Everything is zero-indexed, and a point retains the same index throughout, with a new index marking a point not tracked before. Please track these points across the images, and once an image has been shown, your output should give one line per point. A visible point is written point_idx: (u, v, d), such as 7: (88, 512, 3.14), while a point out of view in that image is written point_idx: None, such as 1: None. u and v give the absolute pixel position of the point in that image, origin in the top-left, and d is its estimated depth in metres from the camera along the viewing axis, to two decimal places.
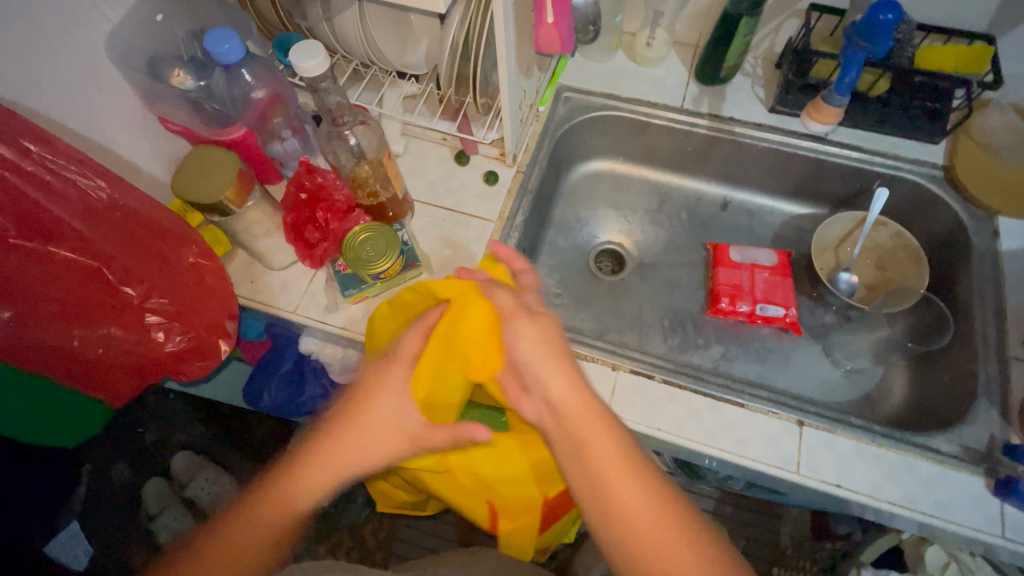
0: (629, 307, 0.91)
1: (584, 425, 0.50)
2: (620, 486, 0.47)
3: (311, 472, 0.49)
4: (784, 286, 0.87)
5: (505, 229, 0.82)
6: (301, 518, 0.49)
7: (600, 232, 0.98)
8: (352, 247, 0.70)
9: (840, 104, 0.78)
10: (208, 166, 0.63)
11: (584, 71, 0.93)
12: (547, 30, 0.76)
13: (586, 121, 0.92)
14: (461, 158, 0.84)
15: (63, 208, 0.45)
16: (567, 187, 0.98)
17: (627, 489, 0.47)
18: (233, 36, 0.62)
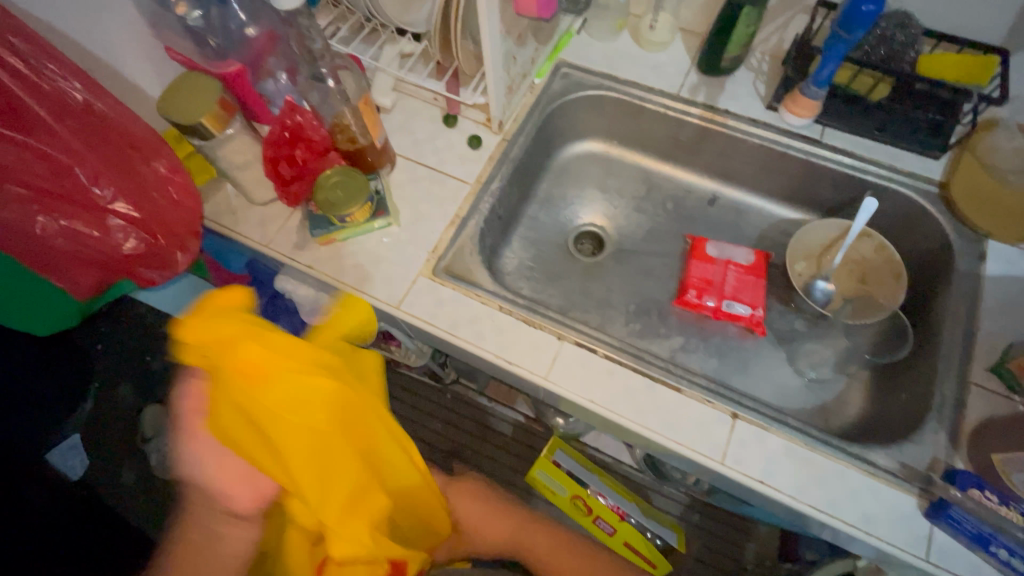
0: (599, 289, 0.90)
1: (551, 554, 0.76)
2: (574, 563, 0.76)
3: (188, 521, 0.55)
4: (756, 286, 0.85)
5: (480, 193, 0.83)
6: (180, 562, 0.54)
7: (583, 212, 0.98)
8: (324, 188, 0.73)
9: (815, 96, 0.79)
10: (192, 91, 0.66)
11: (586, 48, 0.93)
12: None
13: (581, 99, 0.92)
14: (449, 120, 0.86)
15: (40, 103, 0.50)
16: (556, 164, 0.99)
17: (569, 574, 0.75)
18: None
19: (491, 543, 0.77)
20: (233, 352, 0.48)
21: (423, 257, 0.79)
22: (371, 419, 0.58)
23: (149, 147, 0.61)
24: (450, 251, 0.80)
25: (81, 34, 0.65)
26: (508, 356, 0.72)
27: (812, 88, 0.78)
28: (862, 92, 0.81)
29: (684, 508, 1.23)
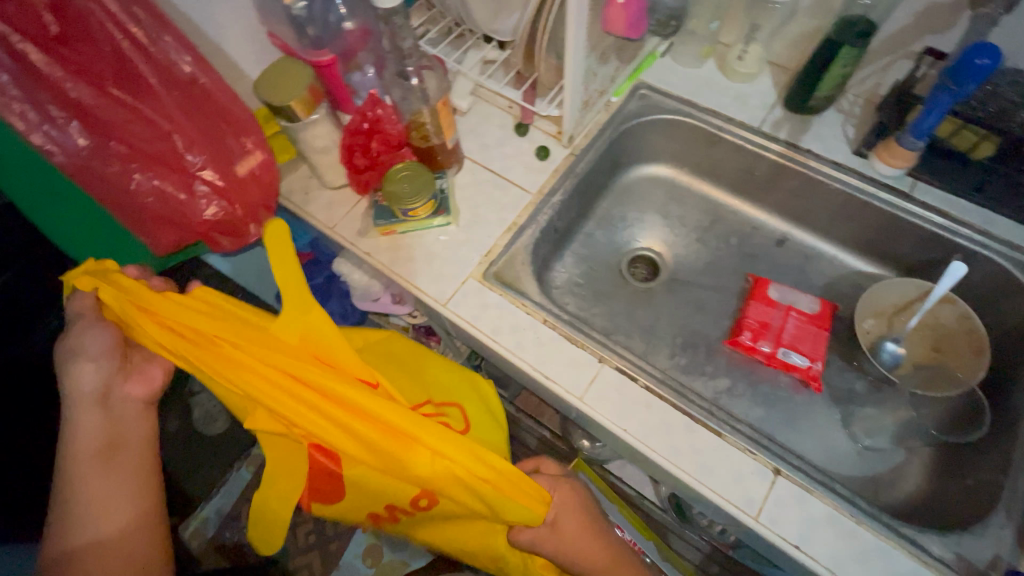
0: (646, 316, 0.88)
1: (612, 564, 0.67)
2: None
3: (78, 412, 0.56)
4: (817, 337, 0.81)
5: (540, 204, 0.83)
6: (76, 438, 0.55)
7: (641, 236, 0.95)
8: (393, 181, 0.76)
9: (913, 146, 0.74)
10: (287, 75, 0.70)
11: (669, 72, 0.91)
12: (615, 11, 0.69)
13: (656, 121, 0.90)
14: (520, 129, 0.87)
15: (153, 73, 0.56)
16: (621, 183, 0.97)
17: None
18: None
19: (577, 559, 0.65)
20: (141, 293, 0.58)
21: (475, 260, 0.79)
22: (252, 352, 0.59)
23: (240, 124, 0.65)
24: (503, 257, 0.80)
25: (200, 15, 0.71)
26: (545, 370, 0.71)
27: (907, 138, 0.74)
28: (963, 147, 0.76)
29: (703, 558, 1.20)
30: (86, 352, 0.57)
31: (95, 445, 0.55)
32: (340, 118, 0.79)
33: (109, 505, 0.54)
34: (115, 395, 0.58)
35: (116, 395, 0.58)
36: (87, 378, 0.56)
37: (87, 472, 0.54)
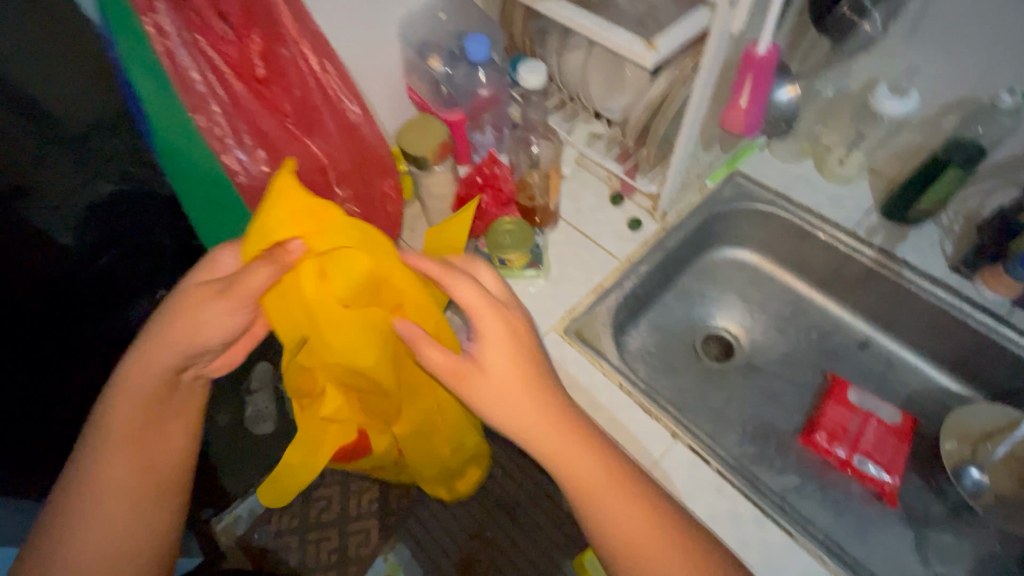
0: (716, 398, 0.88)
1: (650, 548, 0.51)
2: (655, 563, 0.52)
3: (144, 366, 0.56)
4: (896, 450, 0.78)
5: (627, 271, 0.86)
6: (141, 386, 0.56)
7: (719, 316, 0.97)
8: (496, 232, 0.82)
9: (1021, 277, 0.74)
10: (425, 129, 0.80)
11: (767, 165, 0.95)
12: (735, 112, 0.68)
13: (750, 209, 0.93)
14: (616, 199, 0.92)
15: (328, 115, 0.66)
16: (705, 262, 0.99)
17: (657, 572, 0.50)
18: (485, 42, 0.75)
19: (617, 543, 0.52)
20: (331, 231, 0.54)
21: (559, 314, 0.83)
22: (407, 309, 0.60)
23: (384, 167, 0.75)
24: (585, 316, 0.83)
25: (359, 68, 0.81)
26: (617, 436, 0.73)
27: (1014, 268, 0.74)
28: None
29: None
30: (184, 314, 0.54)
31: (137, 415, 0.55)
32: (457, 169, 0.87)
33: (113, 513, 0.53)
34: (185, 374, 0.59)
35: (189, 371, 0.59)
36: (157, 355, 0.55)
37: (124, 444, 0.55)
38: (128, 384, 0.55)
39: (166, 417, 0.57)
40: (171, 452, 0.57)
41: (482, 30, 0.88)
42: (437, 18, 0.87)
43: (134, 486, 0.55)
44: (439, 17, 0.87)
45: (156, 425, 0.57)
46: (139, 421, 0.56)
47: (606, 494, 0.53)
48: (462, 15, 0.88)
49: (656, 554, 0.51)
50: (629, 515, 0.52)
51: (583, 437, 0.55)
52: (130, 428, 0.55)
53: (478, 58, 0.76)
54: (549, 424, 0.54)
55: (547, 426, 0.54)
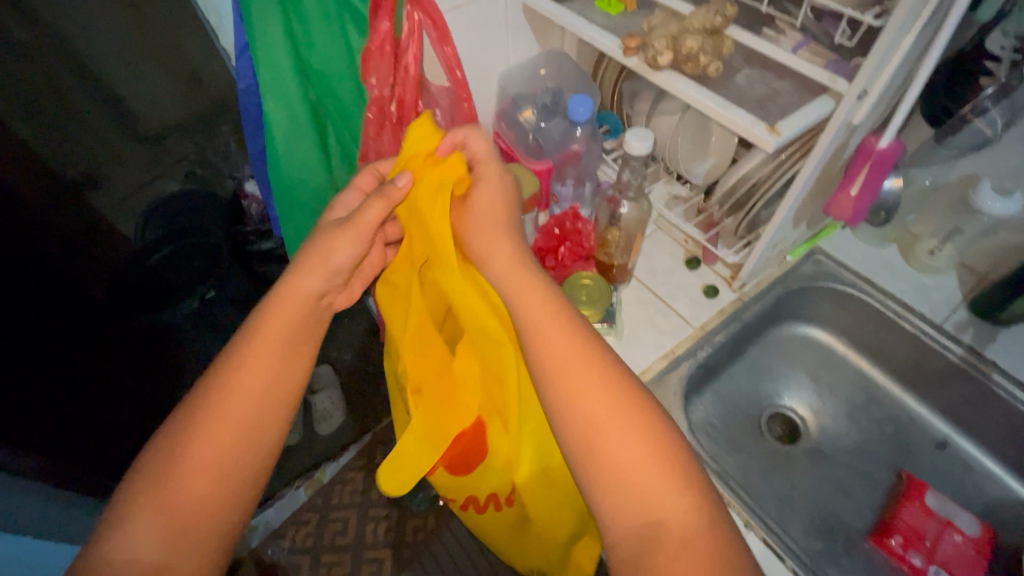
0: (781, 483, 0.85)
1: (599, 430, 0.44)
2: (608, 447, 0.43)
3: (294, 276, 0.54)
4: (976, 565, 0.72)
5: (700, 340, 0.84)
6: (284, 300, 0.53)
7: (787, 395, 0.94)
8: (572, 286, 0.81)
9: None
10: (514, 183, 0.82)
11: (848, 244, 0.93)
12: (843, 199, 0.67)
13: (829, 289, 0.91)
14: (692, 264, 0.90)
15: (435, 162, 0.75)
16: (776, 335, 0.96)
17: (608, 447, 0.43)
18: (588, 104, 0.77)
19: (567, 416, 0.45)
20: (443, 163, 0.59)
21: None
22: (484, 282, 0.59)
23: None
24: (655, 381, 0.81)
25: None
26: None
27: None
28: None
29: None
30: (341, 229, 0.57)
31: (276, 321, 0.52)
32: (535, 219, 0.88)
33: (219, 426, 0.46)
34: (324, 299, 0.57)
35: (326, 298, 0.57)
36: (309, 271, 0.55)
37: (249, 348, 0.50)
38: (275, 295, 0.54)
39: (285, 349, 0.51)
40: (274, 393, 0.49)
41: (576, 88, 0.92)
42: (537, 73, 0.92)
43: (227, 442, 0.46)
44: (539, 73, 0.92)
45: (268, 377, 0.49)
46: (249, 368, 0.49)
47: (587, 396, 0.45)
48: (559, 74, 0.92)
49: (613, 449, 0.43)
50: (628, 445, 0.43)
51: (581, 341, 0.48)
52: (241, 374, 0.48)
53: (579, 117, 0.78)
54: (559, 334, 0.48)
55: (556, 337, 0.48)
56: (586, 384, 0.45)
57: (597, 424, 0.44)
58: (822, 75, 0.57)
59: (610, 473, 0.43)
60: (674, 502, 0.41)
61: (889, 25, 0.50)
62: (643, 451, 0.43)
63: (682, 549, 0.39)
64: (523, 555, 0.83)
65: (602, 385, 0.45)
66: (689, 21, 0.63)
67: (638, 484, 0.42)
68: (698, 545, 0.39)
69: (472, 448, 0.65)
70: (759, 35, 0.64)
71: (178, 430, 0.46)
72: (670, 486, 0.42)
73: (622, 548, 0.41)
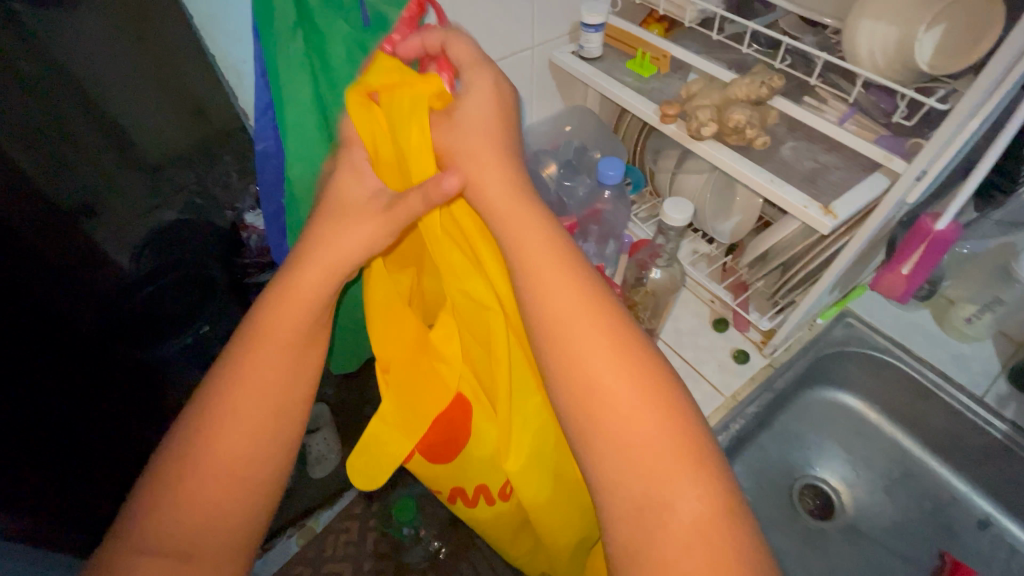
0: (817, 565, 0.81)
1: (609, 394, 0.38)
2: (618, 412, 0.37)
3: (291, 288, 0.47)
4: None
5: (733, 412, 0.78)
6: (277, 321, 0.46)
7: (819, 465, 0.89)
8: None
9: None
10: None
11: (878, 306, 0.90)
12: (892, 278, 0.65)
13: (861, 354, 0.87)
14: (720, 326, 0.85)
15: None
16: (806, 401, 0.91)
17: (623, 416, 0.37)
18: (619, 166, 0.74)
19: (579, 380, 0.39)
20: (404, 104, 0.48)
21: None
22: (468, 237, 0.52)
23: None
24: None
25: None
26: None
27: None
28: None
29: None
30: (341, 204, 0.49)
31: (272, 352, 0.45)
32: None
33: (205, 474, 0.42)
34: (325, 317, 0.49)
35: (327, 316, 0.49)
36: (307, 288, 0.47)
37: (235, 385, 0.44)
38: (268, 313, 0.46)
39: (278, 385, 0.45)
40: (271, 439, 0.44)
41: (600, 145, 0.91)
42: (562, 129, 0.91)
43: (243, 440, 0.43)
44: (565, 129, 0.92)
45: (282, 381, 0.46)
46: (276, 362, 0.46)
47: (599, 367, 0.38)
48: (584, 130, 0.92)
49: (629, 416, 0.37)
50: (640, 424, 0.37)
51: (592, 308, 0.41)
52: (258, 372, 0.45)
53: (609, 179, 0.75)
54: (565, 288, 0.41)
55: (556, 293, 0.41)
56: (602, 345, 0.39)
57: (604, 392, 0.38)
58: (876, 152, 0.55)
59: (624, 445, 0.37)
60: (683, 492, 0.35)
61: (955, 108, 0.47)
62: (649, 424, 0.37)
63: (686, 549, 0.33)
64: (530, 556, 0.72)
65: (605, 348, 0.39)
66: (732, 90, 0.60)
67: (642, 467, 0.36)
68: (706, 550, 0.33)
69: (450, 428, 0.57)
70: (801, 105, 0.62)
71: (197, 421, 0.44)
72: (684, 471, 0.36)
73: (619, 530, 0.35)
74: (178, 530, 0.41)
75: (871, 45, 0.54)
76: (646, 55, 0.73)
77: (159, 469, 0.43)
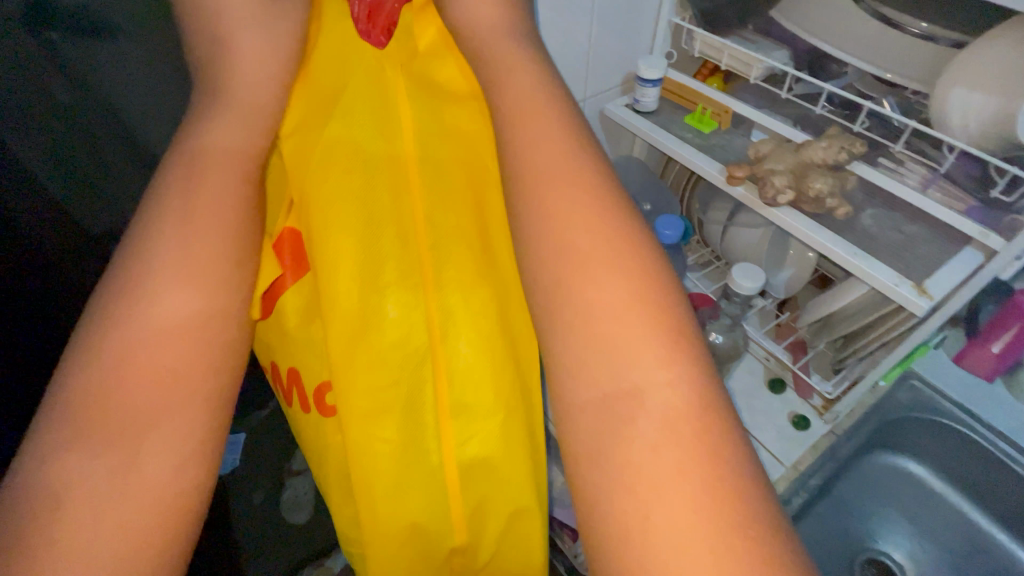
0: None
1: (566, 251, 0.36)
2: (581, 275, 0.35)
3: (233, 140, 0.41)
4: None
5: (796, 483, 0.74)
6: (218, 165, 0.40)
7: (881, 537, 0.83)
8: None
9: None
10: None
11: (942, 367, 0.86)
12: (983, 355, 0.82)
13: (925, 418, 0.83)
14: (776, 387, 0.80)
15: None
16: (867, 467, 0.85)
17: (578, 274, 0.35)
18: (676, 226, 0.72)
19: (539, 226, 0.37)
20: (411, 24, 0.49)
21: None
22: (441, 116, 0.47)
23: None
24: None
25: None
26: None
27: None
28: None
29: None
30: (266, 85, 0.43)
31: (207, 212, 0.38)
32: None
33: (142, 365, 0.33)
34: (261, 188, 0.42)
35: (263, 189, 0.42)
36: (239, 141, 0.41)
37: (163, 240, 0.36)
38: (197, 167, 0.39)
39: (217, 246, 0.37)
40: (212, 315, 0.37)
41: (650, 195, 0.89)
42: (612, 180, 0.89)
43: (194, 309, 0.36)
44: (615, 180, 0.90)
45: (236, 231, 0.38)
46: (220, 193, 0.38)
47: (561, 222, 0.37)
48: (636, 180, 0.90)
49: (592, 276, 0.35)
50: (600, 290, 0.34)
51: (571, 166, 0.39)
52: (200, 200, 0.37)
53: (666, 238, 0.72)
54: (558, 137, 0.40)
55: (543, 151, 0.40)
56: (569, 195, 0.38)
57: (573, 252, 0.36)
58: (972, 228, 0.51)
59: (586, 318, 0.34)
60: (651, 370, 0.32)
61: None
62: (617, 298, 0.34)
63: (676, 460, 0.29)
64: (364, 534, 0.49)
65: (576, 188, 0.38)
66: (808, 153, 0.57)
67: (610, 351, 0.33)
68: (687, 459, 0.29)
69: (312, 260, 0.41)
70: (877, 167, 0.59)
71: (97, 362, 0.32)
72: (657, 339, 0.33)
73: (585, 414, 0.32)
74: (121, 451, 0.31)
75: (963, 113, 0.52)
76: (705, 110, 0.70)
77: (46, 434, 0.31)
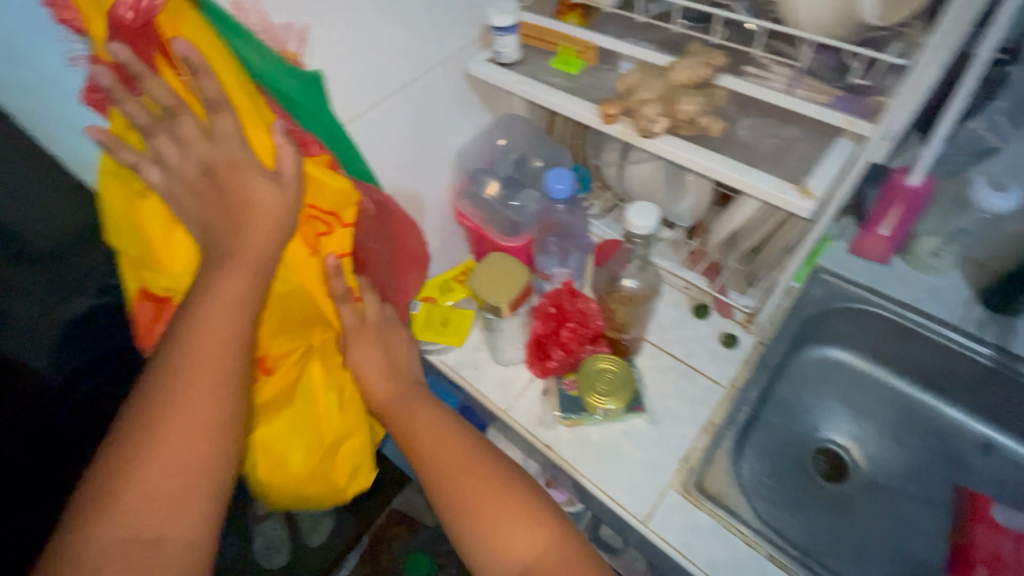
0: (852, 532, 0.77)
1: (451, 458, 0.55)
2: (462, 478, 0.53)
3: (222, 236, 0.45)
4: None
5: (736, 399, 0.75)
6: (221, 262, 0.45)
7: (827, 428, 0.87)
8: (588, 372, 0.72)
9: None
10: (499, 273, 0.72)
11: (847, 257, 0.91)
12: (876, 239, 0.86)
13: (841, 308, 0.87)
14: (700, 312, 0.82)
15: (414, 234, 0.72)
16: (800, 365, 0.89)
17: (458, 479, 0.53)
18: (566, 177, 0.69)
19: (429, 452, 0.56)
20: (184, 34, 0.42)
21: (674, 466, 0.70)
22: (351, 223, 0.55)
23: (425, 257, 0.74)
24: (703, 464, 0.71)
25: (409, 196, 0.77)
26: None
27: None
28: None
29: None
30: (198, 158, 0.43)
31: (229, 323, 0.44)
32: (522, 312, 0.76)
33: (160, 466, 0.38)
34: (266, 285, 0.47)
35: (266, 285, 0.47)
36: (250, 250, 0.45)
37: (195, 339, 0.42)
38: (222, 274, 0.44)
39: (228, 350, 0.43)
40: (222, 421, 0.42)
41: (543, 151, 0.86)
42: (497, 143, 0.85)
43: (207, 422, 0.41)
44: (501, 143, 0.86)
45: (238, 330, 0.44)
46: (225, 290, 0.44)
47: (443, 443, 0.56)
48: (524, 139, 0.86)
49: (471, 484, 0.52)
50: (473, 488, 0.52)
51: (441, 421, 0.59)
52: (216, 300, 0.43)
53: (559, 192, 0.69)
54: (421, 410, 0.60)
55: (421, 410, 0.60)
56: (445, 425, 0.59)
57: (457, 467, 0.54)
58: (838, 118, 0.50)
59: (468, 511, 0.51)
60: (520, 537, 0.49)
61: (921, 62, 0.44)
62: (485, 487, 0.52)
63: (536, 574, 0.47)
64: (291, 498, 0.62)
65: (443, 419, 0.60)
66: (674, 74, 0.55)
67: (493, 528, 0.50)
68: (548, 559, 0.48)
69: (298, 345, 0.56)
70: (744, 75, 0.57)
71: (134, 443, 0.39)
72: (507, 507, 0.51)
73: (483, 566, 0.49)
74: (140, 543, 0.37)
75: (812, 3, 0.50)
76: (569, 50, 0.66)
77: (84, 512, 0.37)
